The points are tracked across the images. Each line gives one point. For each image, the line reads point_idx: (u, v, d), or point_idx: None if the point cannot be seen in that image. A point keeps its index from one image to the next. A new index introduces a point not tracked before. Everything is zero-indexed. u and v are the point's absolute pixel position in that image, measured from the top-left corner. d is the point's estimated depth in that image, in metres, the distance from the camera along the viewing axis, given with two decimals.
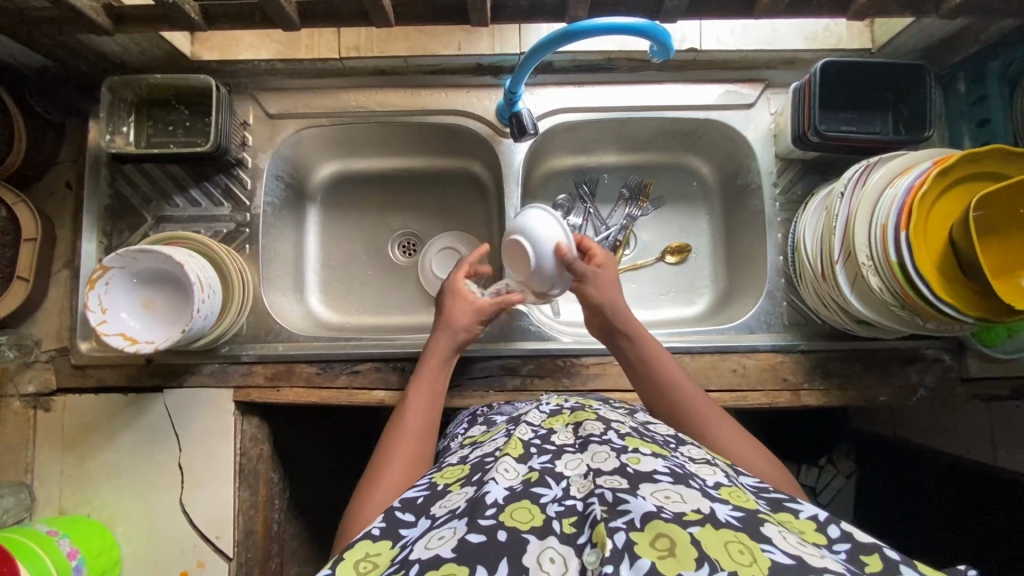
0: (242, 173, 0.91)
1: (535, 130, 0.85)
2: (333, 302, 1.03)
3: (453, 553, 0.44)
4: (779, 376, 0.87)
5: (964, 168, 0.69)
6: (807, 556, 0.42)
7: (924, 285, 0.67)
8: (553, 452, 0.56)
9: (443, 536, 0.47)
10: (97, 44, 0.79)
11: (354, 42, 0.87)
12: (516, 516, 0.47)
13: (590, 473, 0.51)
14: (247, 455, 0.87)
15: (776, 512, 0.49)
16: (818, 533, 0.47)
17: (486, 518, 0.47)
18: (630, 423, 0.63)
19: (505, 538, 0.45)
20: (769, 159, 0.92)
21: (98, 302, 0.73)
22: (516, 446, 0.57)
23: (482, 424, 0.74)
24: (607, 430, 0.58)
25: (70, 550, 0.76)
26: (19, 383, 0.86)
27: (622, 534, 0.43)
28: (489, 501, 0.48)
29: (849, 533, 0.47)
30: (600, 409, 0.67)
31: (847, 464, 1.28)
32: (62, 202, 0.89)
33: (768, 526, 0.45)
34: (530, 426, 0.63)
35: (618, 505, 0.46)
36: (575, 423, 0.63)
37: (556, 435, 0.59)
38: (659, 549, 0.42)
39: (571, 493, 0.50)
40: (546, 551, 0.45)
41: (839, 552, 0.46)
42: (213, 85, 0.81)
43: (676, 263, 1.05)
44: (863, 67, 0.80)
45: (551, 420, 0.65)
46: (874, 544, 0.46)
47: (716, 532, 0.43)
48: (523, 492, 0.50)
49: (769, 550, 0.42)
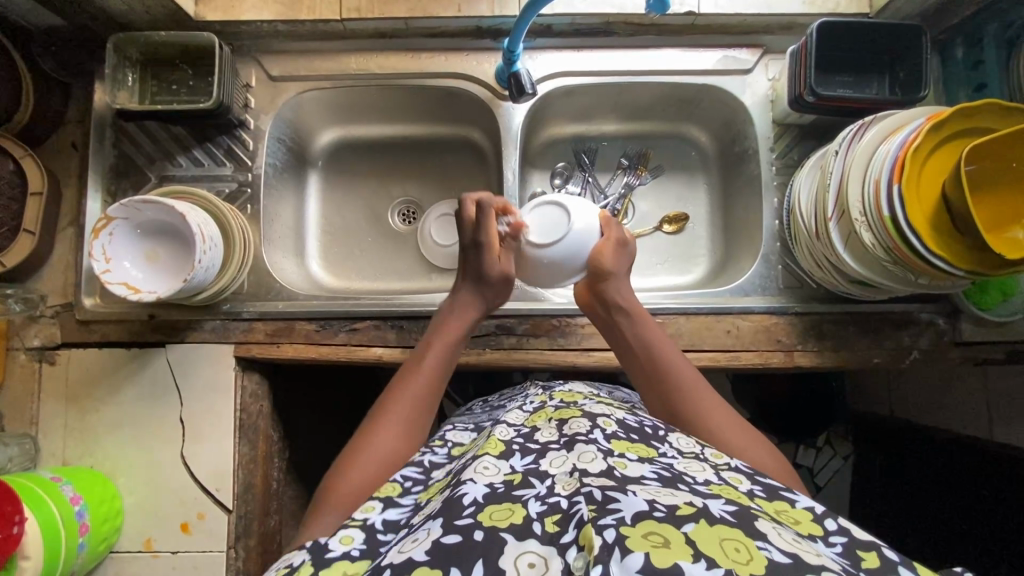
0: (244, 135, 0.92)
1: (533, 90, 0.85)
2: (333, 267, 1.04)
3: (426, 557, 0.45)
4: (772, 338, 0.87)
5: (959, 123, 0.70)
6: (803, 554, 0.43)
7: (916, 239, 0.68)
8: (537, 451, 0.59)
9: (417, 539, 0.48)
10: (104, 1, 0.80)
11: (355, 4, 0.88)
12: (494, 516, 0.48)
13: (576, 471, 0.52)
14: (247, 410, 0.88)
15: (772, 503, 0.52)
16: (814, 524, 0.50)
17: (462, 517, 0.48)
18: (616, 416, 0.66)
19: (481, 537, 0.46)
20: (766, 124, 0.93)
21: (102, 251, 0.75)
22: (497, 445, 0.60)
23: (470, 431, 0.73)
24: (592, 429, 0.60)
25: (73, 495, 0.78)
26: (25, 337, 0.87)
27: (611, 530, 0.43)
28: (466, 502, 0.50)
29: (846, 528, 0.49)
30: (585, 404, 0.69)
31: (845, 447, 1.29)
32: (68, 161, 0.91)
33: (762, 522, 0.46)
34: (512, 426, 0.66)
35: (608, 503, 0.46)
36: (558, 420, 0.65)
37: (538, 433, 0.62)
38: (652, 541, 0.42)
39: (555, 490, 0.51)
40: (524, 554, 0.45)
41: (835, 545, 0.48)
42: (216, 43, 0.83)
43: (673, 232, 1.05)
44: (859, 28, 0.81)
45: (534, 417, 0.68)
46: (873, 543, 0.47)
47: (711, 528, 0.44)
48: (503, 493, 0.51)
49: (765, 547, 0.42)
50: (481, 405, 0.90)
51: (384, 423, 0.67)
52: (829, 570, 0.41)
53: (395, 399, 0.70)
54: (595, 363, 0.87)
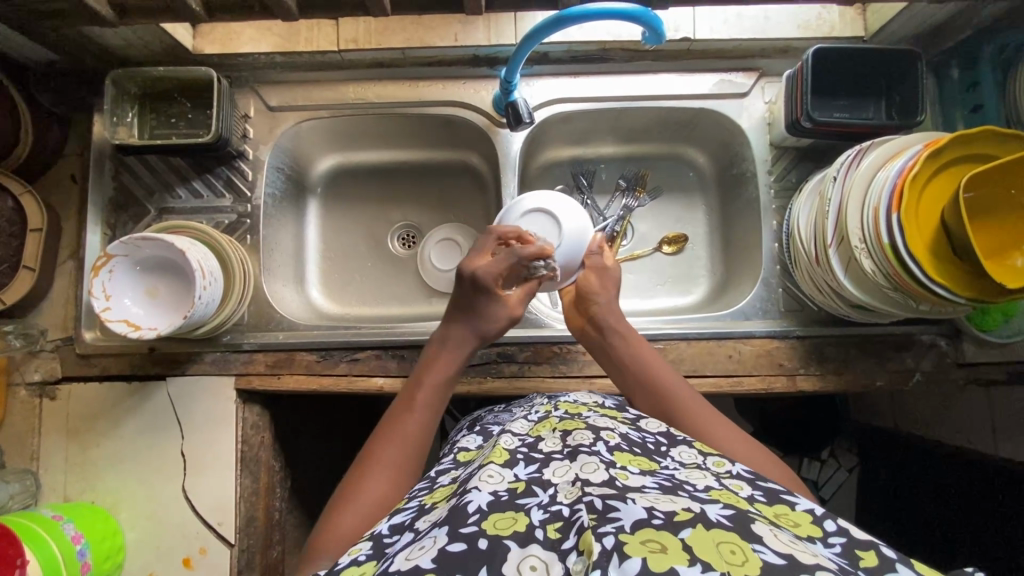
0: (242, 165, 0.93)
1: (531, 118, 0.86)
2: (333, 293, 1.04)
3: (433, 564, 0.44)
4: (774, 362, 0.87)
5: (956, 150, 0.70)
6: (798, 555, 0.42)
7: (916, 267, 0.67)
8: (541, 460, 0.57)
9: (423, 547, 0.47)
10: (102, 37, 0.81)
11: (352, 35, 0.89)
12: (498, 525, 0.48)
13: (578, 481, 0.51)
14: (248, 442, 0.88)
15: (771, 506, 0.51)
16: (814, 525, 0.49)
17: (468, 526, 0.47)
18: (620, 428, 0.64)
19: (486, 546, 0.45)
20: (763, 147, 0.93)
21: (102, 288, 0.75)
22: (502, 454, 0.59)
23: (477, 436, 0.74)
24: (597, 441, 0.59)
25: (75, 534, 0.77)
26: (26, 372, 0.87)
27: (611, 537, 0.43)
28: (471, 509, 0.49)
29: (845, 529, 0.48)
30: (589, 416, 0.68)
31: (849, 457, 1.28)
32: (67, 194, 0.91)
33: (759, 525, 0.45)
34: (517, 435, 0.64)
35: (608, 512, 0.45)
36: (563, 431, 0.64)
37: (542, 443, 0.61)
38: (650, 547, 0.42)
39: (558, 498, 0.50)
40: (528, 558, 0.45)
41: (834, 545, 0.47)
42: (214, 77, 0.83)
43: (673, 253, 1.05)
44: (853, 53, 0.81)
45: (538, 427, 0.67)
46: (871, 542, 0.46)
47: (708, 532, 0.43)
48: (507, 501, 0.51)
49: (760, 550, 0.42)
50: (486, 412, 0.89)
51: (380, 460, 0.66)
52: (824, 569, 0.41)
53: (388, 436, 0.69)
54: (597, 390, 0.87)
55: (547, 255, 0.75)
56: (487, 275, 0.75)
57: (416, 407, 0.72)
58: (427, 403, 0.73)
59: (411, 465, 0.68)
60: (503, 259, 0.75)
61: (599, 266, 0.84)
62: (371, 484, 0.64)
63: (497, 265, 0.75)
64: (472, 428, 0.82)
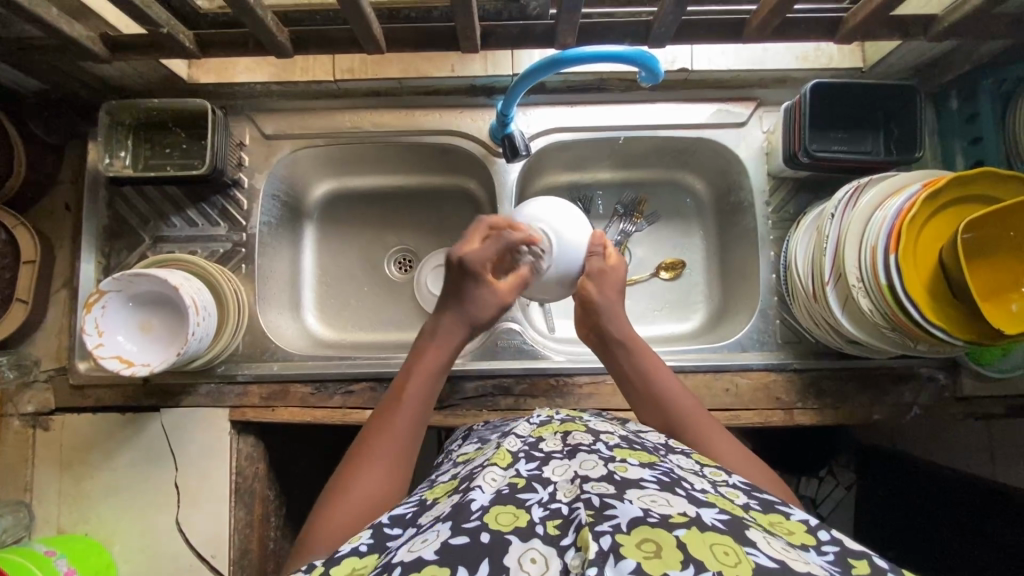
0: (238, 194, 0.92)
1: (528, 151, 0.85)
2: (329, 319, 1.03)
3: (436, 555, 0.44)
4: (771, 396, 0.87)
5: (955, 192, 0.69)
6: (791, 560, 0.42)
7: (914, 309, 0.67)
8: (541, 459, 0.56)
9: (427, 539, 0.46)
10: (96, 70, 0.81)
11: (349, 65, 0.88)
12: (499, 520, 0.47)
13: (577, 479, 0.51)
14: (242, 474, 0.87)
15: (766, 515, 0.50)
16: (808, 534, 0.48)
17: (470, 521, 0.47)
18: (620, 432, 0.64)
19: (488, 540, 0.45)
20: (761, 178, 0.93)
21: (94, 326, 0.74)
22: (504, 456, 0.57)
23: (476, 442, 0.72)
24: (596, 441, 0.59)
25: (68, 570, 0.77)
26: (19, 403, 0.87)
27: (607, 537, 0.42)
28: (474, 506, 0.48)
29: (839, 538, 0.47)
30: (590, 420, 0.67)
31: (846, 475, 1.25)
32: (62, 222, 0.90)
33: (753, 530, 0.45)
34: (519, 435, 0.62)
35: (604, 510, 0.45)
36: (564, 432, 0.63)
37: (543, 443, 0.59)
38: (645, 550, 0.41)
39: (557, 497, 0.50)
40: (528, 552, 0.44)
41: (828, 554, 0.45)
42: (209, 109, 0.83)
43: (670, 279, 1.05)
44: (851, 87, 0.81)
45: (540, 429, 0.64)
46: (864, 551, 0.46)
47: (702, 534, 0.43)
48: (508, 495, 0.50)
49: (754, 552, 0.41)
50: None
51: (373, 456, 0.64)
52: None
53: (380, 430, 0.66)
54: None
55: (533, 241, 0.77)
56: (479, 261, 0.75)
57: (409, 399, 0.69)
58: (421, 395, 0.70)
59: (406, 460, 0.66)
60: (495, 241, 0.76)
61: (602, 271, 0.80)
62: (364, 481, 0.61)
63: (487, 251, 0.75)
64: (468, 436, 0.78)
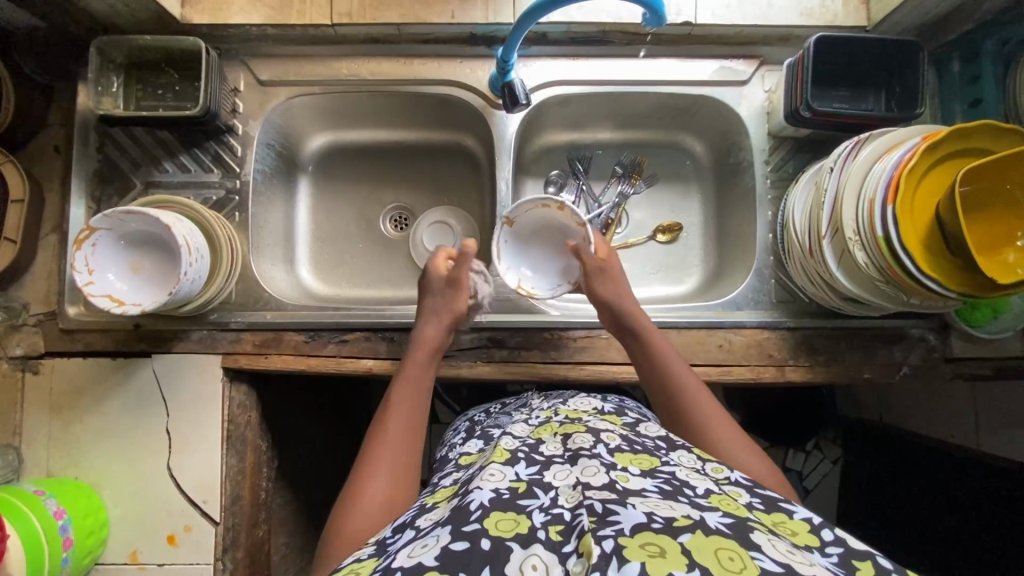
0: (232, 140, 0.91)
1: (527, 100, 0.84)
2: (323, 274, 1.02)
3: (436, 562, 0.43)
4: (764, 352, 0.88)
5: (954, 145, 0.69)
6: (797, 564, 0.41)
7: (908, 260, 0.67)
8: (542, 463, 0.57)
9: (427, 544, 0.46)
10: (86, 3, 0.78)
11: (346, 9, 0.87)
12: (499, 526, 0.47)
13: (579, 485, 0.51)
14: (235, 421, 0.87)
15: (770, 514, 0.50)
16: (811, 534, 0.48)
17: (470, 523, 0.47)
18: (620, 431, 0.64)
19: (488, 546, 0.44)
20: (761, 137, 0.92)
21: (85, 262, 0.74)
22: (502, 454, 0.59)
23: (479, 440, 0.73)
24: (597, 444, 0.59)
25: (57, 510, 0.76)
26: (8, 346, 0.85)
27: (610, 540, 0.43)
28: (473, 506, 0.49)
29: (843, 538, 0.47)
30: (589, 420, 0.67)
31: (834, 450, 1.28)
32: (50, 165, 0.88)
33: (758, 533, 0.45)
34: (518, 437, 0.64)
35: (608, 515, 0.45)
36: (563, 434, 0.64)
37: (544, 445, 0.61)
38: (649, 551, 0.41)
39: (559, 502, 0.50)
40: (529, 558, 0.44)
41: (831, 555, 0.46)
42: (202, 48, 0.81)
43: (667, 242, 1.05)
44: (855, 43, 0.80)
45: (539, 430, 0.66)
46: (868, 552, 0.46)
47: (707, 538, 0.43)
48: (508, 500, 0.50)
49: (759, 557, 0.41)
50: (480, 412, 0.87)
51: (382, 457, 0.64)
52: None
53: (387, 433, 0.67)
54: (587, 377, 0.87)
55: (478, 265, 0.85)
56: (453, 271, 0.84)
57: (402, 404, 0.71)
58: (412, 398, 0.72)
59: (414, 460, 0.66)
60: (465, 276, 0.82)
61: (596, 268, 0.81)
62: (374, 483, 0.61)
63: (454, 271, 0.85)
64: (471, 431, 0.79)
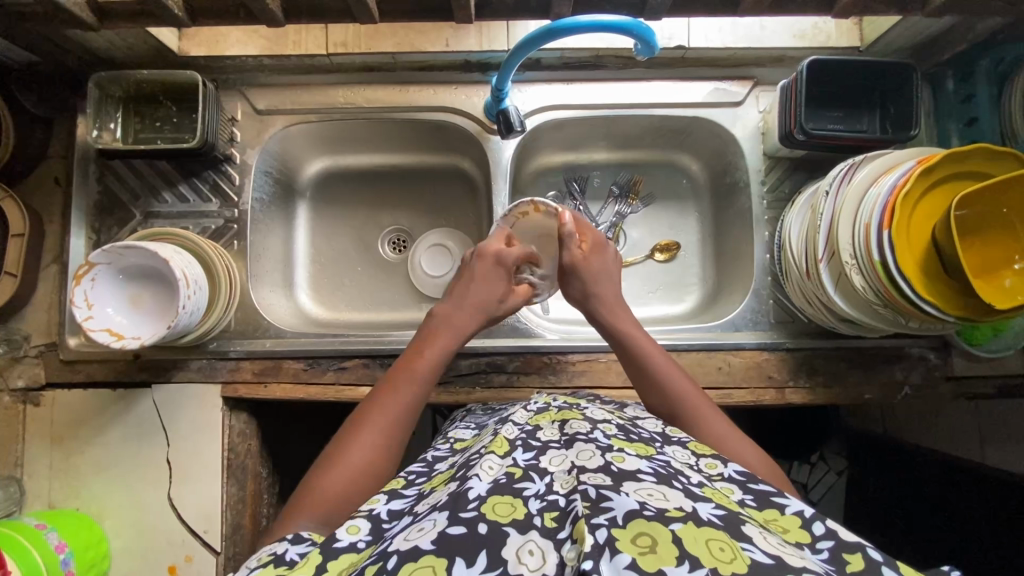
0: (230, 169, 0.91)
1: (522, 126, 0.85)
2: (322, 299, 1.03)
3: (432, 545, 0.43)
4: (764, 374, 0.87)
5: (947, 168, 0.69)
6: (787, 556, 0.42)
7: (907, 285, 0.67)
8: (538, 449, 0.55)
9: (423, 528, 0.45)
10: (85, 40, 0.79)
11: (341, 39, 0.87)
12: (497, 510, 0.46)
13: (574, 470, 0.50)
14: (235, 450, 0.87)
15: (761, 511, 0.50)
16: (802, 530, 0.48)
17: (468, 510, 0.46)
18: (616, 421, 0.63)
19: (486, 530, 0.44)
20: (757, 157, 0.93)
21: (83, 297, 0.74)
22: (502, 444, 0.56)
23: (472, 427, 0.72)
24: (593, 430, 0.58)
25: (58, 543, 0.76)
26: (9, 377, 0.86)
27: (603, 530, 0.42)
28: (471, 495, 0.47)
29: (833, 531, 0.47)
30: (586, 409, 0.66)
31: (838, 461, 1.25)
32: (50, 198, 0.89)
33: (749, 525, 0.45)
34: (516, 424, 0.62)
35: (600, 502, 0.45)
36: (561, 421, 0.62)
37: (540, 432, 0.59)
38: (640, 545, 0.41)
39: (554, 488, 0.49)
40: (527, 544, 0.44)
41: (822, 551, 0.46)
42: (199, 81, 0.82)
43: (665, 260, 1.05)
44: (847, 65, 0.80)
45: (537, 416, 0.64)
46: (858, 543, 0.46)
47: (698, 529, 0.42)
48: (506, 485, 0.49)
49: (749, 548, 0.41)
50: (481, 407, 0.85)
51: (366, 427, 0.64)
52: (812, 572, 0.40)
53: (380, 403, 0.67)
54: None
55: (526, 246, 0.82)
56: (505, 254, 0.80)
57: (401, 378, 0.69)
58: (413, 375, 0.70)
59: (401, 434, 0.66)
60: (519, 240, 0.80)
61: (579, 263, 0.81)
62: (355, 452, 0.62)
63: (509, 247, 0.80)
64: (464, 420, 0.78)
